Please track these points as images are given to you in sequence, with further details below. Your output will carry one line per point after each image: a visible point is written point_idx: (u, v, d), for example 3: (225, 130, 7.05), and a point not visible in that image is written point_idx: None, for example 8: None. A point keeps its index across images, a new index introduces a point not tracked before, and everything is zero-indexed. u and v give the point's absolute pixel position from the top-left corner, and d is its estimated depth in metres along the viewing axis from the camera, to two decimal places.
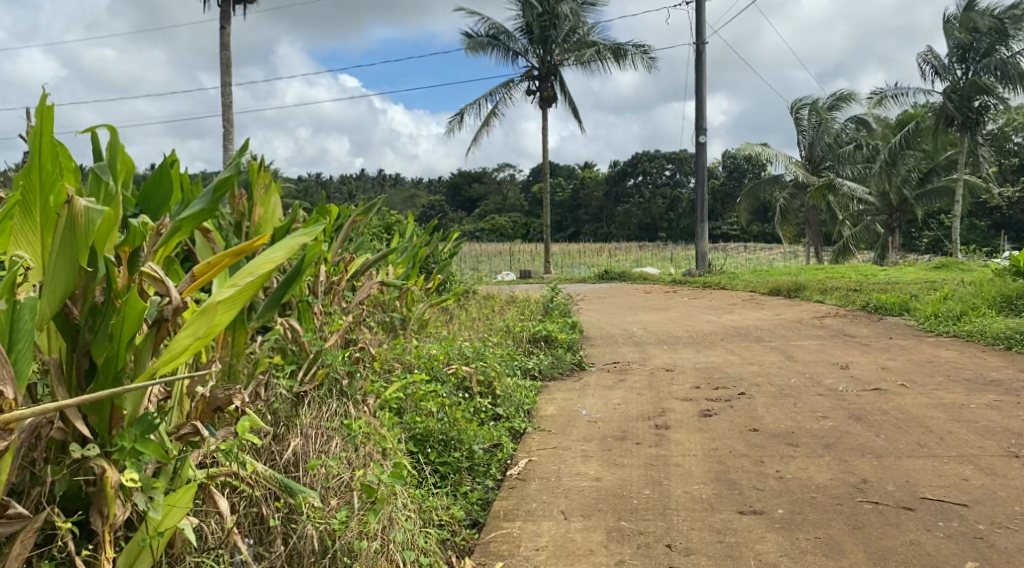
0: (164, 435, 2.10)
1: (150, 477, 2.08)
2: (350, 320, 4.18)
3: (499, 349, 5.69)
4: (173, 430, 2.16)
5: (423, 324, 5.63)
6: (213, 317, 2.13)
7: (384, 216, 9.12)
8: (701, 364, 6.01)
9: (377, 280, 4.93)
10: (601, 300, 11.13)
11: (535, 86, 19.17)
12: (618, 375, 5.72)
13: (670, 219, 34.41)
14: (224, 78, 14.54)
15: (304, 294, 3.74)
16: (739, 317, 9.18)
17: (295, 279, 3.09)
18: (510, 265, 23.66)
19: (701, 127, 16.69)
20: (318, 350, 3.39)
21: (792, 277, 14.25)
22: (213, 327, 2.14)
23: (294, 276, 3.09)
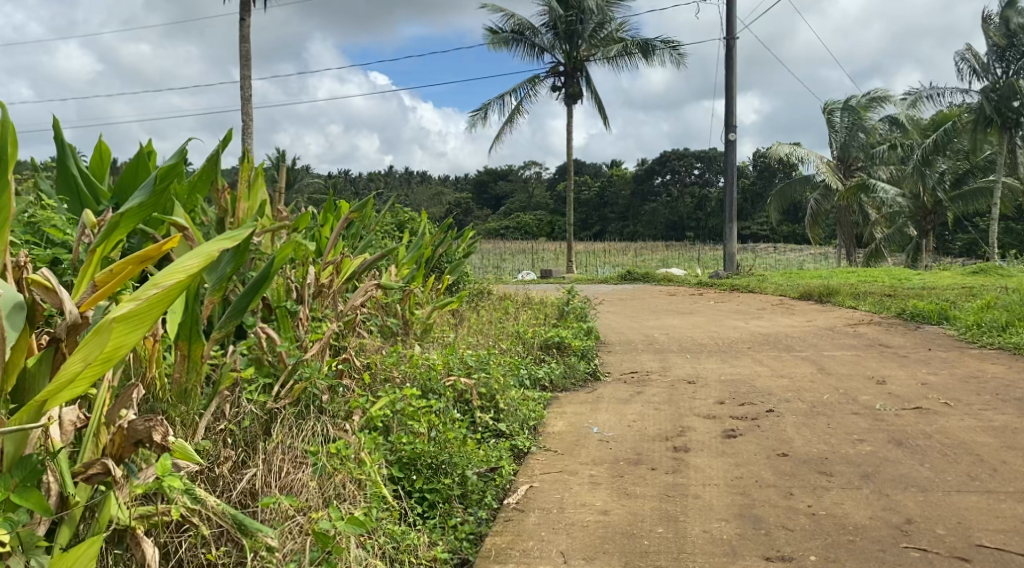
0: (62, 477, 1.95)
1: (35, 533, 1.90)
2: (340, 325, 3.85)
3: (506, 357, 5.32)
4: (81, 470, 1.97)
5: (427, 329, 5.27)
6: (109, 339, 1.82)
7: (397, 213, 8.77)
8: (726, 376, 5.61)
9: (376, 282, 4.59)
10: (623, 303, 10.73)
11: (561, 82, 18.77)
12: (636, 386, 5.33)
13: (697, 219, 33.85)
14: (243, 70, 14.28)
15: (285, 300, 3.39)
16: (767, 323, 8.74)
17: (263, 284, 2.80)
18: (533, 263, 23.30)
19: (731, 124, 16.21)
20: (296, 362, 3.04)
21: (823, 281, 13.73)
22: (107, 351, 1.83)
23: (262, 281, 2.80)
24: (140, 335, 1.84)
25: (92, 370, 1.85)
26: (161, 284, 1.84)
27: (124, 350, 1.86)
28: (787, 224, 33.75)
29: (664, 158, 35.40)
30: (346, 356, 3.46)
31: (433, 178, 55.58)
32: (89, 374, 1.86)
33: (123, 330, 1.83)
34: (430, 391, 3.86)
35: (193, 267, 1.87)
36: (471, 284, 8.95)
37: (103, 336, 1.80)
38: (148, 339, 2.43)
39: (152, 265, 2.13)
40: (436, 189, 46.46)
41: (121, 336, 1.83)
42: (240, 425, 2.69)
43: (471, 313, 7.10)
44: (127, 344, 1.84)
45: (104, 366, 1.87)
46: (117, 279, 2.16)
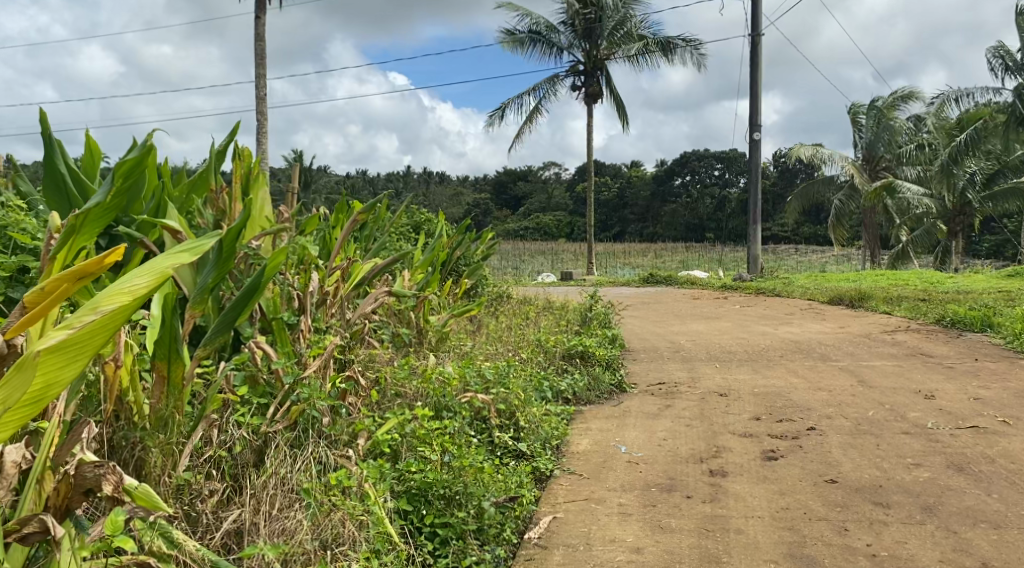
0: None
1: None
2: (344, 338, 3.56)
3: (526, 368, 4.99)
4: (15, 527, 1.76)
5: (443, 339, 4.96)
6: (35, 374, 1.71)
7: (412, 214, 8.47)
8: (761, 389, 5.26)
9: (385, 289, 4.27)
10: (646, 307, 10.39)
11: (581, 81, 18.44)
12: (664, 399, 5.00)
13: (718, 220, 33.40)
14: (257, 69, 14.05)
15: (280, 310, 3.10)
16: (798, 329, 8.38)
17: (255, 292, 2.54)
18: (552, 265, 22.99)
19: (755, 124, 15.81)
20: (292, 381, 2.74)
21: (853, 284, 13.30)
22: (37, 387, 1.72)
23: (254, 289, 2.53)
24: (74, 368, 1.72)
25: (15, 413, 1.73)
26: (101, 313, 1.71)
27: (56, 385, 1.74)
28: (810, 225, 33.22)
29: (685, 158, 34.92)
30: (349, 373, 3.16)
31: (452, 179, 55.37)
32: (17, 413, 1.73)
33: (54, 363, 1.71)
34: (444, 408, 3.56)
35: (142, 286, 1.73)
36: (489, 287, 8.64)
37: (29, 371, 1.69)
38: (111, 364, 2.15)
39: (90, 279, 1.82)
40: (454, 190, 46.23)
41: (53, 369, 1.71)
42: (224, 454, 2.43)
43: (488, 320, 6.78)
44: (59, 378, 1.73)
45: (33, 406, 1.75)
46: (48, 297, 1.82)
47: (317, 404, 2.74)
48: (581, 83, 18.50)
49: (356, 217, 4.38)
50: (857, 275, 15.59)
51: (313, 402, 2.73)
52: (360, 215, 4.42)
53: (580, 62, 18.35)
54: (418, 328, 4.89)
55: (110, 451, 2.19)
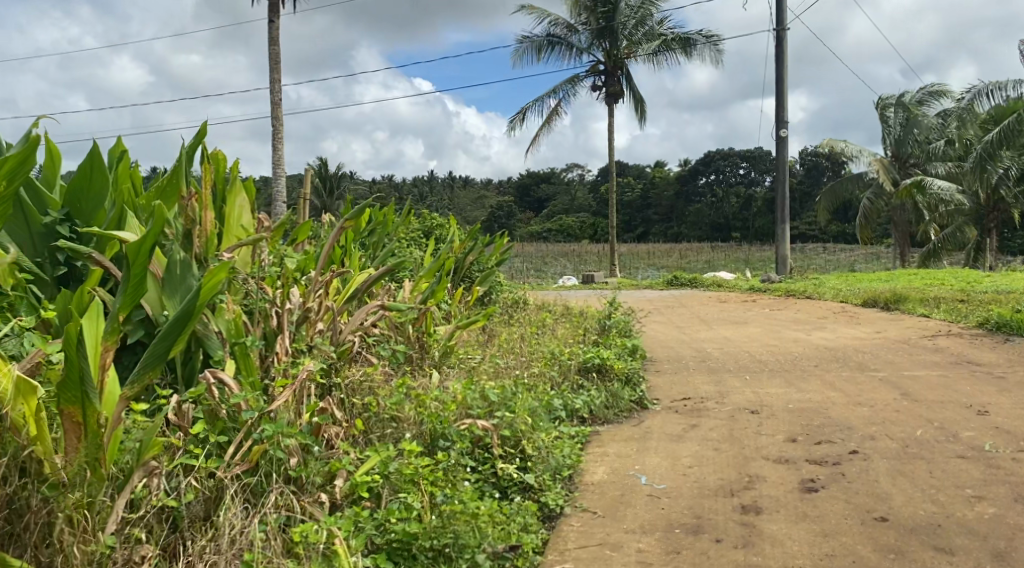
0: None
1: None
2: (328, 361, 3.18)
3: (535, 384, 4.60)
4: None
5: (448, 353, 4.58)
6: None
7: (423, 220, 8.11)
8: (794, 405, 4.83)
9: (376, 302, 3.87)
10: (669, 312, 9.95)
11: (601, 81, 18.03)
12: (689, 418, 4.59)
13: (744, 219, 32.79)
14: (270, 74, 13.78)
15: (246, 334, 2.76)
16: (832, 335, 7.91)
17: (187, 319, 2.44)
18: (574, 268, 22.55)
19: (782, 120, 15.31)
20: (253, 418, 2.39)
21: (887, 284, 12.73)
22: None
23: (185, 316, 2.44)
24: None
25: None
26: None
27: None
28: (838, 223, 32.50)
29: (709, 157, 34.30)
30: (324, 403, 2.76)
31: (475, 182, 55.14)
32: None
33: None
34: (440, 439, 3.16)
35: None
36: (505, 295, 8.26)
37: None
38: None
39: None
40: (476, 194, 45.95)
41: None
42: (172, 503, 2.16)
43: (503, 330, 6.40)
44: None
45: None
46: None
47: (287, 441, 2.40)
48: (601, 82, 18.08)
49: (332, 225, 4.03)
50: (890, 276, 15.03)
51: (283, 439, 2.40)
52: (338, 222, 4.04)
53: (600, 61, 17.94)
54: (420, 341, 4.51)
55: (17, 516, 2.04)
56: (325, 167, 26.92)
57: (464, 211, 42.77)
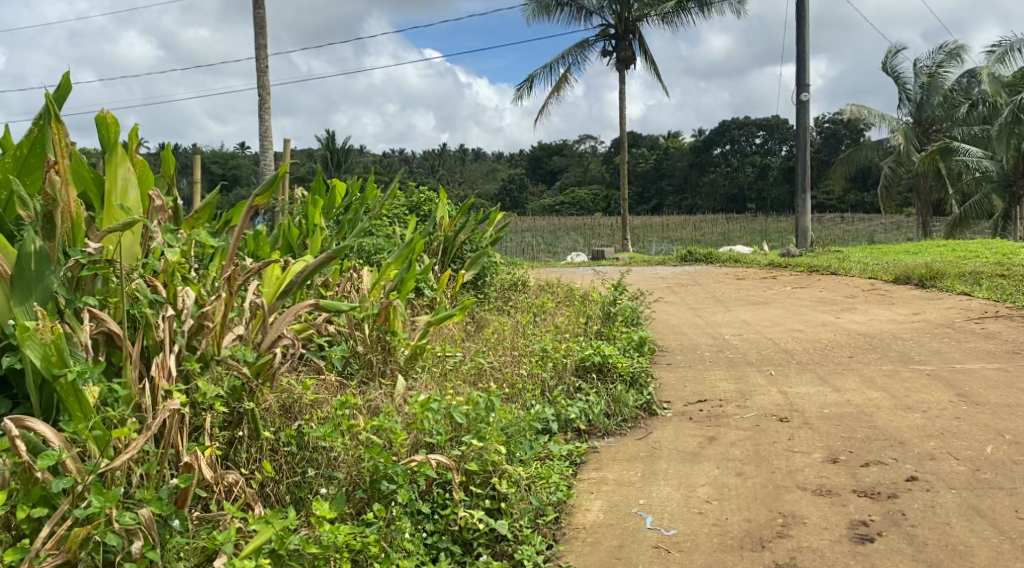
0: None
1: None
2: (231, 385, 2.51)
3: (519, 393, 3.91)
4: None
5: (418, 354, 3.87)
6: None
7: (409, 194, 7.34)
8: (832, 411, 4.07)
9: (308, 303, 3.17)
10: (682, 293, 9.18)
11: (612, 45, 17.10)
12: (706, 430, 3.83)
13: (759, 189, 31.82)
14: (258, 40, 12.95)
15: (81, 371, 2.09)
16: (864, 317, 7.13)
17: None
18: (585, 242, 21.69)
19: (803, 83, 14.41)
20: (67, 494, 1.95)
21: (917, 259, 11.87)
22: None
23: None
24: None
25: None
26: None
27: None
28: (856, 192, 31.52)
29: (725, 127, 33.17)
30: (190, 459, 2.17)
31: (487, 156, 54.21)
32: None
33: None
34: (384, 479, 2.46)
35: None
36: (502, 277, 7.49)
37: None
38: None
39: None
40: (487, 167, 45.02)
41: None
42: None
43: (495, 319, 5.66)
44: None
45: None
46: None
47: (139, 507, 2.02)
48: (612, 47, 17.16)
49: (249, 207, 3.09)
50: (917, 248, 14.15)
51: (134, 507, 2.02)
52: (255, 204, 3.11)
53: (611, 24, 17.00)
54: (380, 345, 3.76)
55: None
56: (333, 141, 26.10)
57: (475, 184, 41.89)
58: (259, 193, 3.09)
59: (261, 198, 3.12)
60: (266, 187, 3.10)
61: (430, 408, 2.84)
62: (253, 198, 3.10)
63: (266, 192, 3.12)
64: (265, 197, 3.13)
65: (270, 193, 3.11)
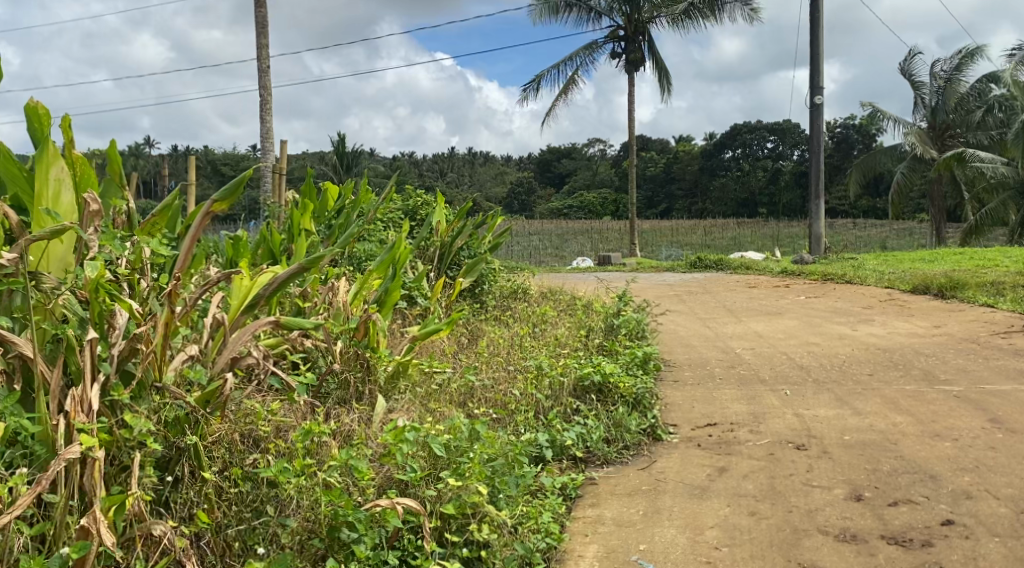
0: None
1: None
2: (163, 417, 2.28)
3: (511, 419, 3.59)
4: None
5: (400, 373, 3.54)
6: None
7: (407, 197, 7.04)
8: (853, 437, 3.73)
9: (271, 320, 2.79)
10: (691, 301, 8.86)
11: (621, 48, 16.79)
12: (716, 459, 3.50)
13: (770, 194, 31.46)
14: (260, 40, 12.70)
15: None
16: (882, 331, 6.79)
17: None
18: (593, 247, 21.37)
19: (817, 86, 14.05)
20: None
21: (934, 267, 11.50)
22: None
23: None
24: None
25: None
26: None
27: None
28: (867, 197, 31.10)
29: (736, 131, 32.77)
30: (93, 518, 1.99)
31: (496, 159, 53.97)
32: None
33: None
34: (343, 527, 2.18)
35: None
36: (503, 284, 7.17)
37: None
38: None
39: None
40: (495, 170, 44.73)
41: None
42: None
43: (491, 330, 5.35)
44: None
45: None
46: None
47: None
48: (622, 49, 16.83)
49: (204, 214, 2.76)
50: (932, 256, 13.77)
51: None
52: (213, 209, 2.79)
53: (620, 26, 16.69)
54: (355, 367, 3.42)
55: None
56: (342, 143, 25.88)
57: (483, 187, 41.60)
58: (218, 198, 2.77)
59: (220, 203, 2.79)
60: (227, 192, 2.77)
61: (405, 439, 2.55)
62: (210, 203, 2.77)
63: (226, 197, 2.80)
64: (225, 202, 2.81)
65: (230, 198, 2.79)
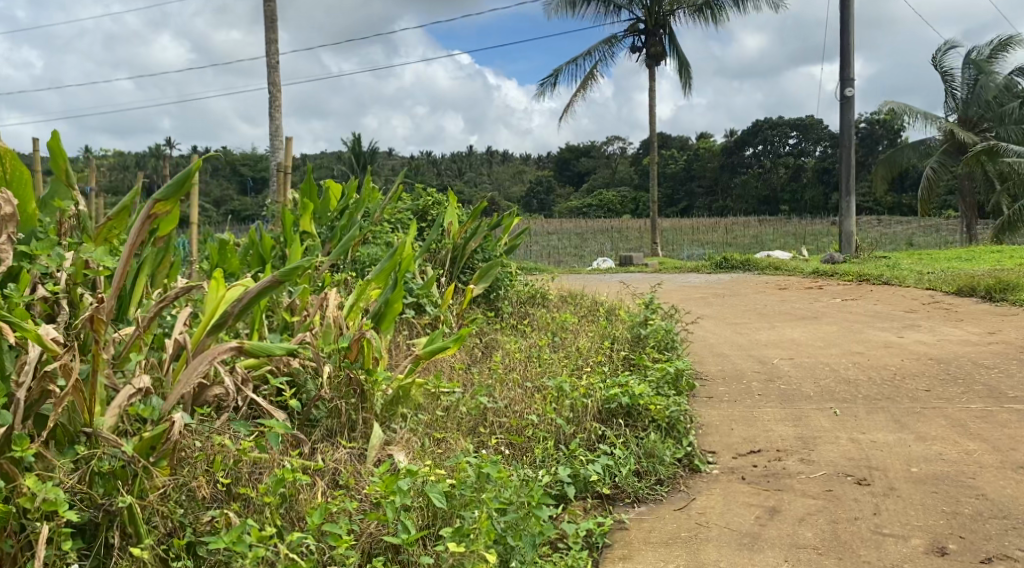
0: None
1: None
2: (79, 483, 2.06)
3: (525, 454, 3.16)
4: None
5: (400, 396, 3.09)
6: None
7: (417, 195, 6.59)
8: (922, 469, 3.25)
9: (231, 347, 2.32)
10: (719, 305, 8.36)
11: (642, 42, 16.27)
12: (765, 497, 3.04)
13: (793, 191, 30.81)
14: (270, 36, 12.31)
15: None
16: (929, 338, 6.29)
17: None
18: (613, 246, 20.88)
19: (848, 78, 13.48)
20: None
21: (973, 267, 10.93)
22: None
23: None
24: None
25: None
26: None
27: None
28: (893, 194, 30.41)
29: (757, 127, 32.18)
30: None
31: (514, 158, 53.48)
32: None
33: None
34: None
35: None
36: (520, 289, 6.71)
37: None
38: None
39: None
40: (514, 169, 44.26)
41: None
42: None
43: (508, 341, 4.92)
44: None
45: None
46: None
47: None
48: (642, 43, 16.31)
49: (145, 216, 2.35)
50: (968, 255, 13.18)
51: None
52: (155, 210, 2.37)
53: (641, 20, 16.16)
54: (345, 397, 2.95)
55: None
56: (359, 143, 25.50)
57: (501, 186, 41.12)
58: (160, 197, 2.35)
59: (162, 203, 2.38)
60: (171, 190, 2.36)
61: (398, 489, 2.15)
62: (151, 204, 2.35)
63: (169, 196, 2.38)
64: (168, 201, 2.39)
65: (174, 196, 2.37)
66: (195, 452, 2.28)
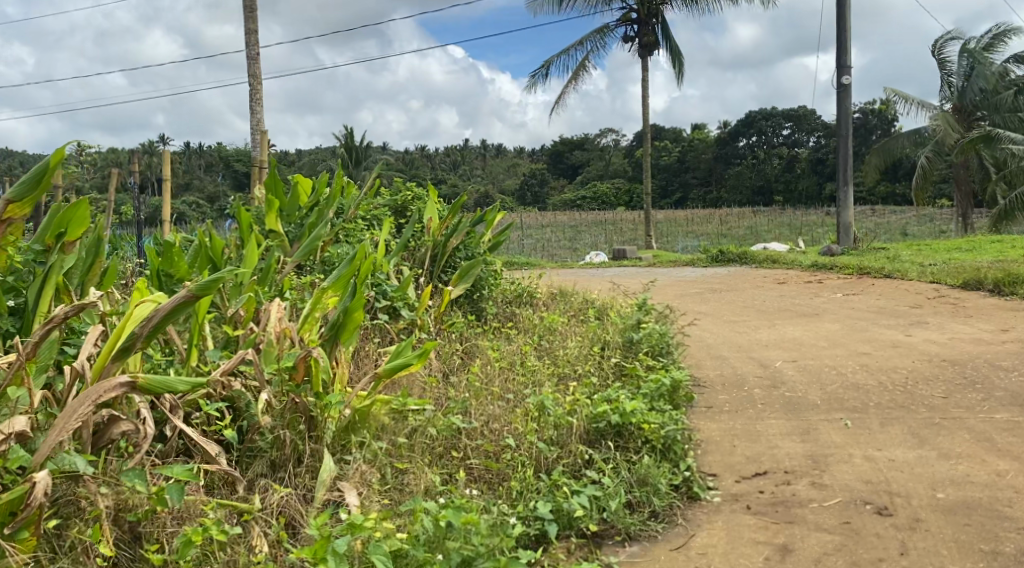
0: None
1: None
2: None
3: (500, 489, 2.80)
4: None
5: (358, 423, 2.71)
6: None
7: (394, 189, 6.17)
8: (950, 495, 2.87)
9: (122, 382, 2.06)
10: (716, 302, 7.98)
11: (634, 31, 15.84)
12: (775, 533, 2.66)
13: (786, 181, 30.43)
14: (249, 25, 11.87)
15: None
16: (938, 337, 5.90)
17: None
18: (607, 238, 20.48)
19: (845, 66, 13.08)
20: None
21: (977, 259, 10.54)
22: None
23: None
24: None
25: None
26: None
27: None
28: (886, 183, 30.12)
29: (749, 118, 32.08)
30: None
31: (507, 151, 53.00)
32: None
33: None
34: None
35: None
36: (505, 289, 6.32)
37: None
38: None
39: None
40: (507, 162, 43.78)
41: None
42: None
43: (490, 346, 4.52)
44: None
45: None
46: None
47: None
48: (635, 33, 15.89)
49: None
50: (970, 246, 12.80)
51: None
52: (9, 210, 2.56)
53: (633, 8, 15.75)
54: (295, 425, 2.56)
55: None
56: (351, 137, 25.00)
57: (493, 179, 40.67)
58: (11, 196, 2.53)
59: (15, 203, 2.55)
60: (21, 189, 2.52)
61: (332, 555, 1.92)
62: (3, 203, 2.53)
63: (21, 195, 2.54)
64: (21, 201, 2.56)
65: (27, 194, 2.54)
66: (71, 515, 2.07)
